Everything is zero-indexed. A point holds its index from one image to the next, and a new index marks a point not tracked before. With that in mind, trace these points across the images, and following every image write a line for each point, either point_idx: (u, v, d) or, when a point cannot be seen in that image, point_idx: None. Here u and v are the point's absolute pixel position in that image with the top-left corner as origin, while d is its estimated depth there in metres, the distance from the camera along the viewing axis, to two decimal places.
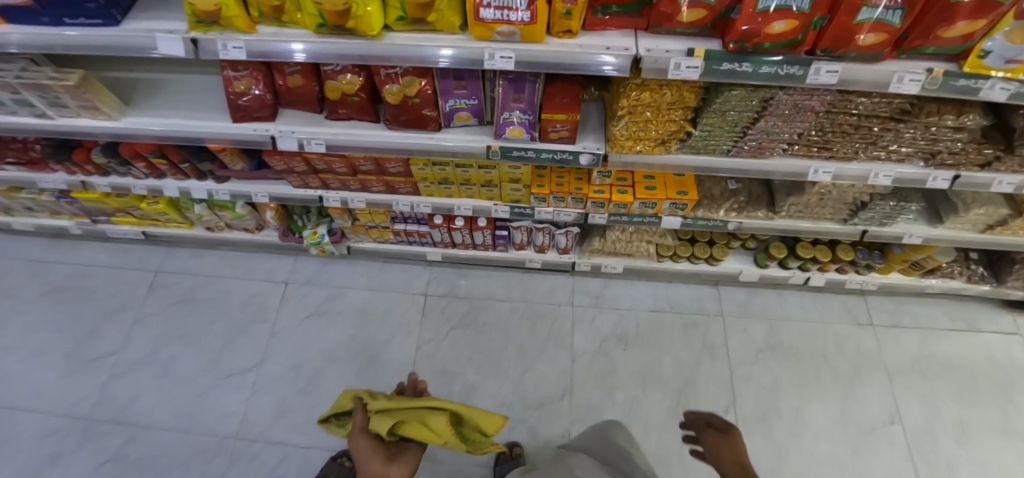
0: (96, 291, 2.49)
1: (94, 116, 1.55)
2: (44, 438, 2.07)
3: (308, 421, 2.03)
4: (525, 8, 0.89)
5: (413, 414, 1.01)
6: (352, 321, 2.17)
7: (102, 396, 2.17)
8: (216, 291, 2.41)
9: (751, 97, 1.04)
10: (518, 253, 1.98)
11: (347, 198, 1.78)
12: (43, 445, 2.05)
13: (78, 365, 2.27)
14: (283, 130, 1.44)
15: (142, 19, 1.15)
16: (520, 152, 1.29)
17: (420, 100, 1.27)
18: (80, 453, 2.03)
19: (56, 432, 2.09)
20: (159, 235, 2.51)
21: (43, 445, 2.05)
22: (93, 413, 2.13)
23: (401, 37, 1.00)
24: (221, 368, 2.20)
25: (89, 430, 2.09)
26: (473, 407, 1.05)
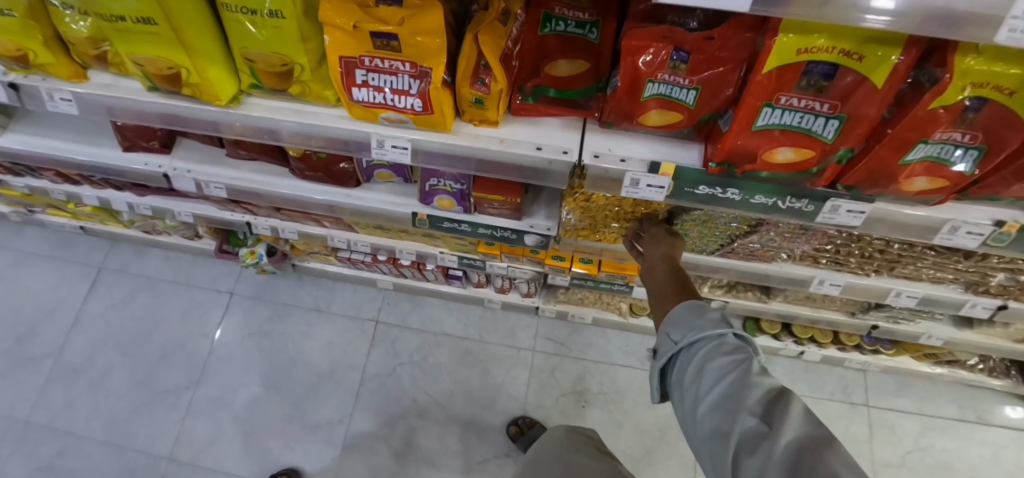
0: (21, 283, 2.04)
1: None
2: None
3: (244, 449, 1.76)
4: (416, 93, 0.62)
5: None
6: (296, 344, 1.92)
7: (39, 401, 1.84)
8: (158, 296, 2.02)
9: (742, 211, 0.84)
10: (477, 291, 1.74)
11: (276, 226, 1.51)
12: None
13: (8, 368, 1.89)
14: (179, 167, 1.16)
15: None
16: (451, 224, 1.06)
17: (327, 155, 1.01)
18: (9, 462, 1.74)
19: None
20: (101, 232, 2.08)
21: None
22: (29, 416, 1.82)
23: (262, 105, 0.75)
24: (160, 381, 1.87)
25: (24, 436, 1.78)
26: None
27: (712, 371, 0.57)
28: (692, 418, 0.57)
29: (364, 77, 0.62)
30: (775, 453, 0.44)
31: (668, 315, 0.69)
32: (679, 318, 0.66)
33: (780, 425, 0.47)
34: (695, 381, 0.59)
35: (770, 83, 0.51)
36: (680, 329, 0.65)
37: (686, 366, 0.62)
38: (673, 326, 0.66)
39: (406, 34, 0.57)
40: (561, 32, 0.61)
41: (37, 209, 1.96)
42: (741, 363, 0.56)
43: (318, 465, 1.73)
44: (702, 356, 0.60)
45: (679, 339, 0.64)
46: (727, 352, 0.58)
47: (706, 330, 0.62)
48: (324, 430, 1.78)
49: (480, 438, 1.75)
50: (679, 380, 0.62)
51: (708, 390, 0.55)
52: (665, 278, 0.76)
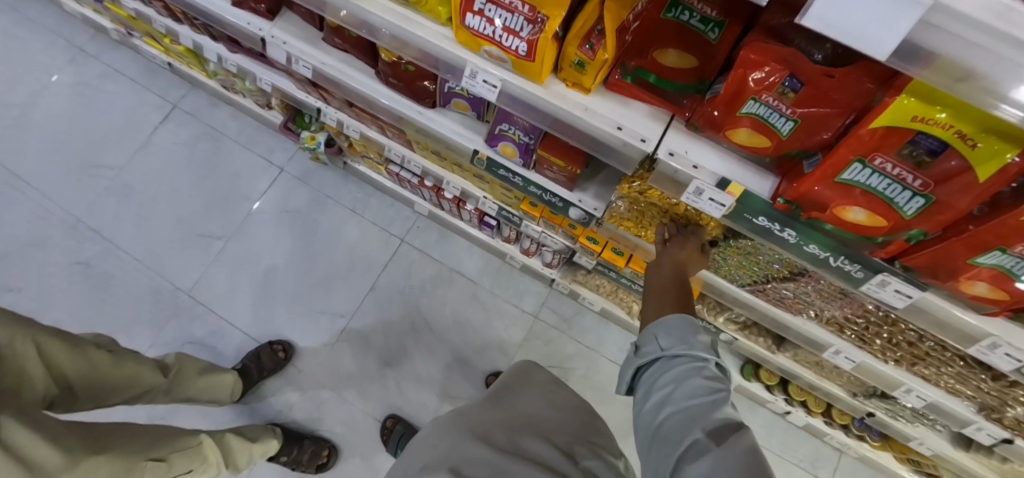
0: (104, 97, 2.18)
1: None
2: (37, 222, 1.96)
3: (254, 310, 1.91)
4: (525, 37, 0.63)
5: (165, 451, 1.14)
6: (323, 235, 2.02)
7: (95, 205, 2.01)
8: (217, 149, 2.13)
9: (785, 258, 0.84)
10: (503, 244, 1.79)
11: (342, 120, 1.56)
12: (31, 226, 1.95)
13: (77, 168, 2.06)
14: (277, 36, 1.20)
15: None
16: (505, 172, 1.08)
17: (415, 69, 1.02)
18: (57, 249, 1.92)
19: (47, 220, 1.97)
20: (184, 73, 2.18)
21: (31, 226, 1.95)
22: (84, 216, 1.99)
23: (377, 2, 0.77)
24: (198, 225, 2.00)
25: (74, 230, 1.96)
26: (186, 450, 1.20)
27: (686, 388, 0.58)
28: (651, 417, 0.60)
29: (482, 6, 0.63)
30: (722, 463, 0.47)
31: (658, 319, 0.69)
32: (670, 327, 0.67)
33: (729, 445, 0.49)
34: (665, 389, 0.61)
35: (872, 140, 0.50)
36: (669, 337, 0.66)
37: (660, 373, 0.64)
38: (663, 332, 0.67)
39: None
40: (682, 22, 0.60)
41: (135, 34, 2.05)
42: (715, 389, 0.57)
43: (312, 347, 1.88)
44: (681, 370, 0.61)
45: (665, 347, 0.65)
46: (706, 376, 0.59)
47: (694, 349, 0.63)
48: (326, 319, 1.91)
49: (460, 375, 1.86)
50: (650, 383, 0.64)
51: (676, 402, 0.58)
52: (670, 284, 0.77)
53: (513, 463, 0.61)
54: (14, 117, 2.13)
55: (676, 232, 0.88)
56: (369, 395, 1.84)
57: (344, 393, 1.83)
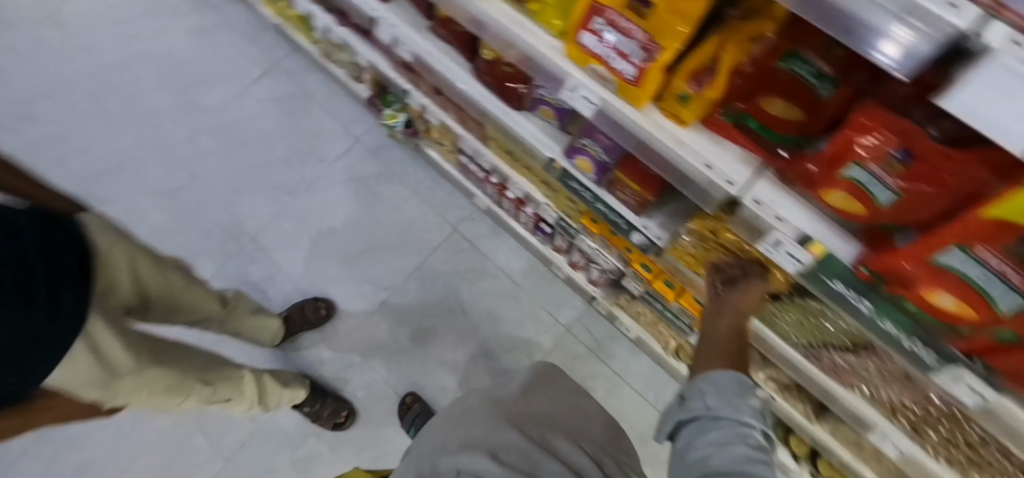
0: (217, 48, 2.44)
1: None
2: (151, 151, 2.30)
3: (307, 263, 2.14)
4: (634, 63, 0.64)
5: (216, 376, 1.26)
6: (381, 208, 2.19)
7: (198, 146, 2.30)
8: (305, 113, 2.33)
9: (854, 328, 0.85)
10: (553, 254, 1.80)
11: (426, 106, 1.65)
12: (148, 155, 2.30)
13: (187, 111, 2.35)
14: (389, 18, 1.28)
15: None
16: (577, 185, 1.11)
17: (512, 71, 1.07)
18: (162, 178, 2.25)
19: (159, 150, 2.30)
20: (288, 35, 2.36)
21: (147, 155, 2.30)
22: (187, 153, 2.29)
23: (495, 5, 0.80)
24: (281, 183, 2.24)
25: (179, 163, 2.28)
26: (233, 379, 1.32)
27: (728, 453, 0.57)
28: (687, 472, 0.60)
29: (600, 26, 0.65)
30: None
31: (705, 373, 0.69)
32: (721, 385, 0.66)
33: None
34: (706, 449, 0.60)
35: (976, 228, 0.46)
36: (717, 397, 0.64)
37: (701, 433, 0.63)
38: (712, 389, 0.66)
39: (664, 8, 0.60)
40: (795, 73, 0.59)
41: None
42: (756, 462, 0.57)
43: (351, 308, 2.06)
44: (723, 435, 0.60)
45: (711, 406, 0.64)
46: (750, 446, 0.58)
47: (740, 414, 0.62)
48: (370, 289, 2.08)
49: (484, 368, 1.94)
50: (690, 439, 0.64)
51: (716, 465, 0.57)
52: (724, 338, 0.80)
53: (540, 465, 0.65)
54: (144, 55, 2.44)
55: (740, 274, 0.85)
56: (394, 364, 1.98)
57: (373, 361, 1.99)
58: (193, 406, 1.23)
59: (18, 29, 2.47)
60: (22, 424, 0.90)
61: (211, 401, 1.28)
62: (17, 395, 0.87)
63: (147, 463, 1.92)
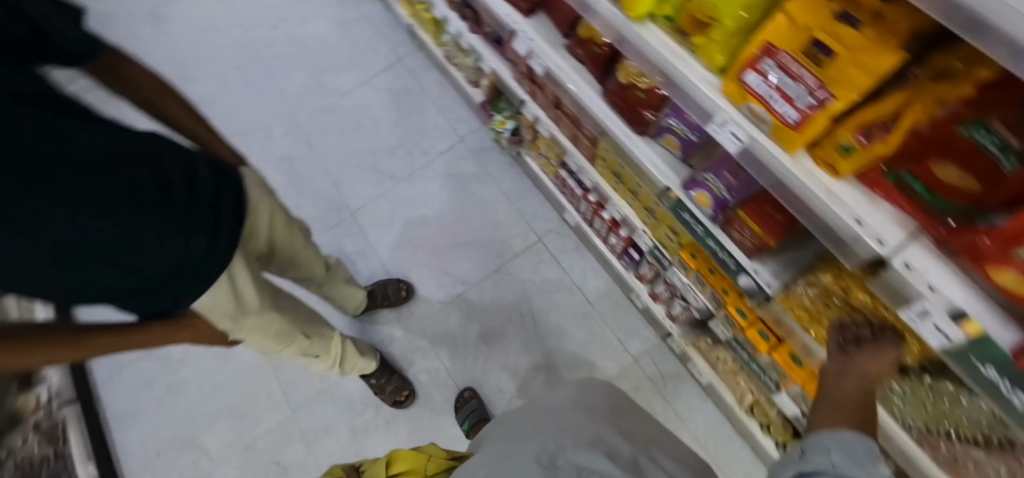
0: (359, 43, 2.84)
1: None
2: (284, 118, 2.68)
3: (396, 244, 2.28)
4: (799, 108, 0.64)
5: (313, 329, 1.37)
6: (471, 206, 2.31)
7: (325, 124, 2.63)
8: (420, 109, 2.59)
9: (991, 419, 0.75)
10: (635, 282, 1.79)
11: (539, 117, 1.72)
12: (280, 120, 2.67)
13: (323, 93, 2.72)
14: (528, 32, 1.37)
15: None
16: (689, 217, 1.11)
17: (645, 97, 1.09)
18: (288, 143, 2.60)
19: (290, 119, 2.67)
20: (421, 38, 2.62)
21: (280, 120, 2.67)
22: (312, 126, 2.63)
23: (655, 34, 0.84)
24: (388, 170, 2.46)
25: (304, 132, 2.62)
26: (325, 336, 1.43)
27: None
28: None
29: (769, 68, 0.66)
30: None
31: (831, 429, 0.67)
32: (850, 448, 0.63)
33: None
34: None
35: None
36: (845, 458, 0.61)
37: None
38: (838, 449, 0.63)
39: (845, 58, 0.58)
40: (981, 144, 0.51)
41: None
42: None
43: (431, 298, 2.15)
44: None
45: (838, 465, 0.61)
46: None
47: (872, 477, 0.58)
48: (449, 279, 2.18)
49: (541, 378, 1.95)
50: None
51: None
52: (851, 400, 0.75)
53: None
54: (301, 45, 2.89)
55: (870, 335, 0.83)
56: (458, 356, 2.04)
57: (438, 349, 2.07)
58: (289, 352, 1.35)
59: (216, 19, 3.05)
60: (169, 336, 1.05)
61: (303, 353, 1.39)
62: (168, 310, 1.02)
63: (234, 393, 2.15)
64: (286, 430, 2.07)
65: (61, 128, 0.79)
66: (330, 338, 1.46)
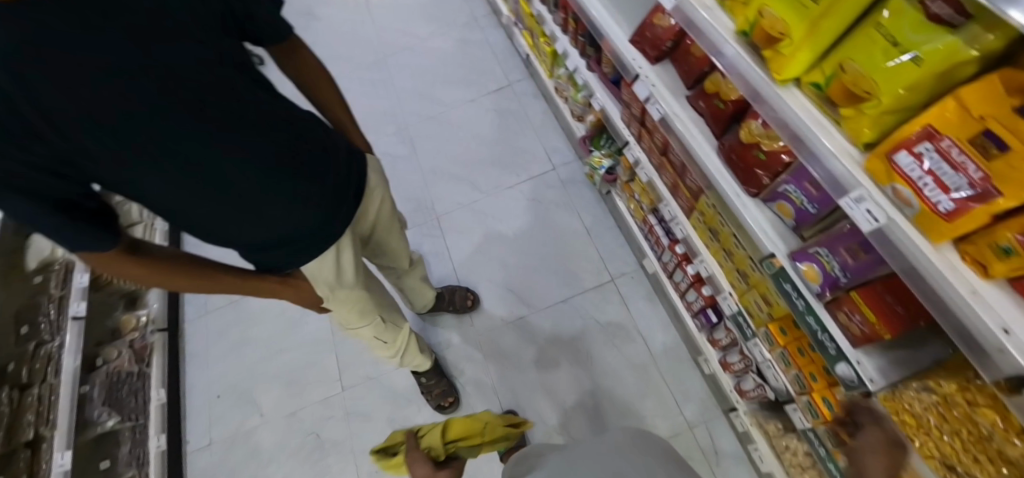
0: (476, 64, 3.03)
1: None
2: (395, 121, 2.89)
3: (471, 254, 2.35)
4: (954, 197, 0.61)
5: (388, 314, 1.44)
6: (550, 233, 2.34)
7: (430, 131, 2.81)
8: (520, 133, 2.69)
9: None
10: (706, 345, 1.72)
11: (640, 160, 1.73)
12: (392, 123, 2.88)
13: (435, 104, 2.91)
14: (651, 78, 1.40)
15: None
16: (790, 288, 1.06)
17: (766, 158, 1.06)
18: (393, 144, 2.78)
19: (400, 123, 2.87)
20: (535, 68, 2.76)
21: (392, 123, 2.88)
22: (418, 133, 2.81)
23: (798, 100, 0.83)
24: (478, 183, 2.56)
25: (410, 137, 2.80)
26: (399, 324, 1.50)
27: None
28: None
29: (926, 151, 0.63)
30: None
31: None
32: None
33: None
34: None
35: None
36: None
37: None
38: None
39: (1020, 155, 0.55)
40: None
41: (523, 28, 2.74)
42: None
43: (493, 313, 2.19)
44: None
45: None
46: None
47: None
48: (514, 298, 2.20)
49: (586, 419, 1.90)
50: None
51: None
52: None
53: None
54: (425, 59, 3.14)
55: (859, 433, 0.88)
56: (508, 376, 2.04)
57: (488, 363, 2.08)
58: (366, 332, 1.42)
59: (358, 28, 3.42)
60: (275, 291, 1.14)
61: (375, 337, 1.47)
62: (281, 267, 1.12)
63: (296, 360, 2.29)
64: (331, 405, 2.15)
65: (257, 97, 0.91)
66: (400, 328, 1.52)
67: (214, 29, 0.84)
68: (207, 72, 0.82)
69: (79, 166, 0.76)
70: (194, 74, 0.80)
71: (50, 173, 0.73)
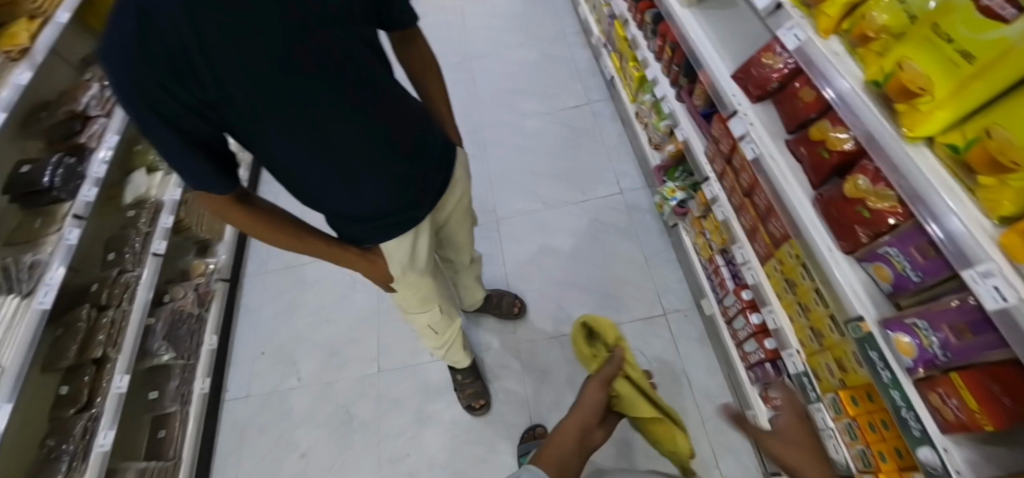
0: (558, 79, 3.07)
1: None
2: (470, 122, 2.95)
3: (523, 262, 2.36)
4: None
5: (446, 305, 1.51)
6: (606, 256, 2.31)
7: (502, 136, 2.85)
8: (592, 151, 2.69)
9: None
10: (758, 401, 1.64)
11: (718, 197, 1.68)
12: (467, 123, 2.95)
13: (511, 111, 2.96)
14: (750, 116, 1.37)
15: None
16: (876, 358, 0.99)
17: (870, 216, 1.01)
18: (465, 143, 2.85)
19: (475, 125, 2.94)
20: (617, 90, 2.76)
21: (467, 123, 2.95)
22: (490, 137, 2.86)
23: (927, 162, 0.79)
24: (541, 194, 2.57)
25: (481, 139, 2.86)
26: (453, 317, 1.57)
27: None
28: None
29: None
30: None
31: None
32: None
33: None
34: None
35: None
36: None
37: None
38: None
39: None
40: None
41: (612, 50, 2.76)
42: None
43: (537, 324, 2.18)
44: None
45: None
46: None
47: None
48: (560, 314, 2.19)
49: (612, 450, 1.84)
50: None
51: None
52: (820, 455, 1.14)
53: None
54: (509, 67, 3.21)
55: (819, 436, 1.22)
56: (542, 389, 2.03)
57: (525, 374, 2.07)
58: (424, 320, 1.48)
59: (449, 30, 3.54)
60: (353, 262, 1.19)
61: (429, 326, 1.52)
62: (362, 241, 1.17)
63: (340, 331, 2.37)
64: (365, 384, 2.20)
65: (380, 77, 0.96)
66: (456, 323, 1.59)
67: (361, 13, 0.89)
68: (346, 50, 0.87)
69: (220, 114, 0.81)
70: (337, 48, 0.85)
71: (195, 117, 0.77)
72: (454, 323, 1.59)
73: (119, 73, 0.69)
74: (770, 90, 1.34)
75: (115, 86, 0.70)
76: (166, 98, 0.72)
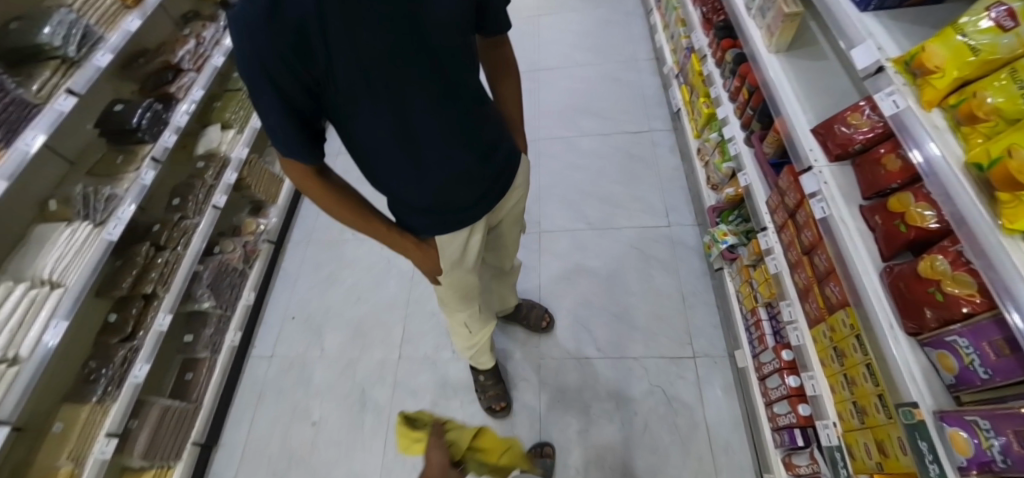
0: (623, 102, 3.06)
1: (761, 41, 1.70)
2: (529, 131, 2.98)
3: (558, 277, 2.36)
4: None
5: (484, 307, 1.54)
6: (643, 286, 2.28)
7: (558, 150, 2.87)
8: (645, 179, 2.67)
9: None
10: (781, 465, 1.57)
11: (773, 249, 1.64)
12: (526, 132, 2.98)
13: (571, 127, 2.97)
14: (824, 174, 1.32)
15: (883, 24, 1.12)
16: (926, 449, 0.95)
17: (942, 299, 0.95)
18: None
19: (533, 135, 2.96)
20: (682, 122, 2.73)
21: None
22: (546, 149, 2.88)
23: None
24: (587, 214, 2.57)
25: (538, 150, 2.88)
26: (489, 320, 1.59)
27: None
28: None
29: None
30: None
31: None
32: None
33: None
34: None
35: None
36: None
37: None
38: None
39: None
40: None
41: (683, 82, 2.74)
42: None
43: (562, 341, 2.17)
44: None
45: None
46: None
47: None
48: (587, 335, 2.17)
49: None
50: None
51: None
52: None
53: None
54: (576, 83, 3.23)
55: None
56: (557, 406, 2.01)
57: (542, 388, 2.06)
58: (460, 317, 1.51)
59: (523, 39, 3.60)
60: (407, 250, 1.22)
61: (463, 324, 1.55)
62: (418, 230, 1.20)
63: (370, 310, 2.43)
64: (385, 367, 2.24)
65: (468, 80, 0.99)
66: (490, 328, 1.61)
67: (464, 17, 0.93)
68: (446, 51, 0.90)
69: (321, 92, 0.85)
70: (437, 49, 0.88)
71: (300, 90, 0.81)
72: (488, 327, 1.61)
73: (245, 40, 0.73)
74: (850, 151, 1.29)
75: (241, 52, 0.74)
76: (281, 70, 0.77)
